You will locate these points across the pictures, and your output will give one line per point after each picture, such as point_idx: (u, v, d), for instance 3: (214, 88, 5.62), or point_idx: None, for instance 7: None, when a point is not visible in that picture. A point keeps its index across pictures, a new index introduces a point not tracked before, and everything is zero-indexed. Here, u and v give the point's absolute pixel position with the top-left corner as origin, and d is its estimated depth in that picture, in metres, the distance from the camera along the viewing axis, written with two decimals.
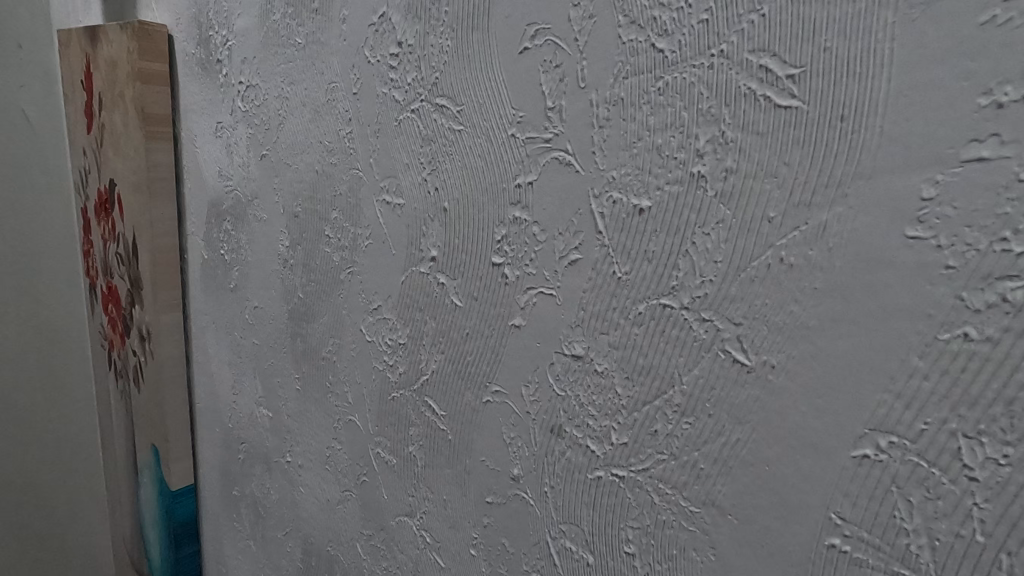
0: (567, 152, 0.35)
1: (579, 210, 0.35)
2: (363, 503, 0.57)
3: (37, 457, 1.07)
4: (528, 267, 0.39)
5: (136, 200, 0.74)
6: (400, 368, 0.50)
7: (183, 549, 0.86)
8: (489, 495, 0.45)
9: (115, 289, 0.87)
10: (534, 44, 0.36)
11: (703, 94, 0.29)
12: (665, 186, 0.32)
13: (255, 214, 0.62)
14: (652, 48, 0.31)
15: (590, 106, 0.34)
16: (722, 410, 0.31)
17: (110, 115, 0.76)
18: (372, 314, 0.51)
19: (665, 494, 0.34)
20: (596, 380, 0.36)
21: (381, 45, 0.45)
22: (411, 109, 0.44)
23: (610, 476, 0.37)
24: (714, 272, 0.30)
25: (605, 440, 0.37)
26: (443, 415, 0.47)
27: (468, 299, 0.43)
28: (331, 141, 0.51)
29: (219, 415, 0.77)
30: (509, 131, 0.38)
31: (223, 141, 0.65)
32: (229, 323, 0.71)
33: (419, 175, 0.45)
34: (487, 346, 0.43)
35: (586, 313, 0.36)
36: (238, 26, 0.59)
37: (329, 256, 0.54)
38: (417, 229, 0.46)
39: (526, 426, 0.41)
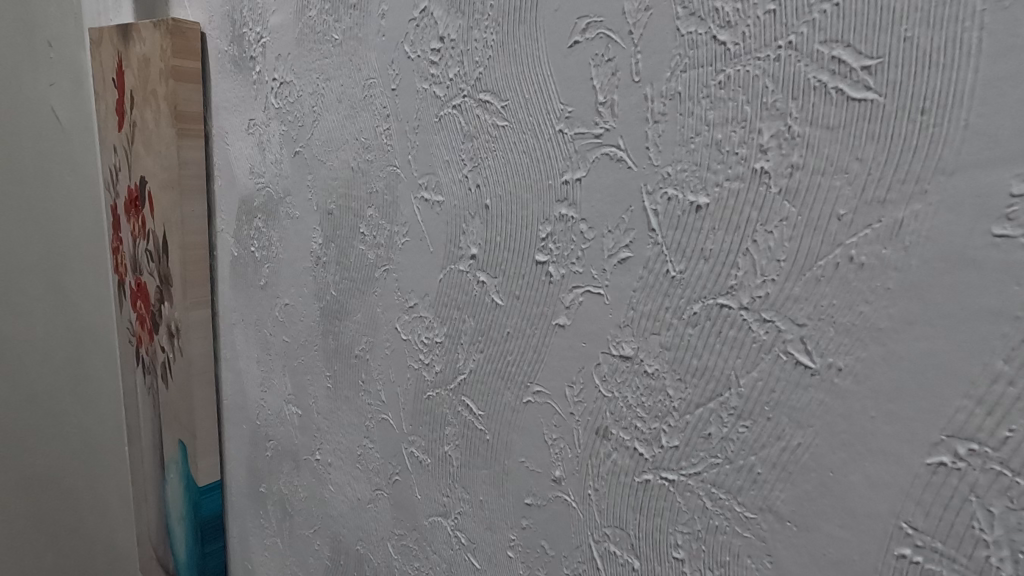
0: (619, 148, 0.35)
1: (630, 207, 0.35)
2: (395, 503, 0.57)
3: (64, 452, 1.08)
4: (575, 265, 0.38)
5: (166, 197, 0.74)
6: (436, 367, 0.49)
7: (209, 545, 0.86)
8: (529, 497, 0.44)
9: (144, 286, 0.88)
10: (584, 38, 0.35)
11: (768, 87, 0.29)
12: (725, 183, 0.31)
13: (287, 211, 0.62)
14: (713, 41, 0.30)
15: (645, 101, 0.33)
16: (782, 414, 0.30)
17: (141, 112, 0.77)
18: (408, 312, 0.51)
19: (718, 499, 0.33)
20: (646, 382, 0.36)
21: (423, 40, 0.44)
22: (453, 105, 0.43)
23: (659, 480, 0.36)
24: (776, 271, 0.29)
25: (654, 443, 0.36)
26: (480, 415, 0.47)
27: (509, 298, 0.43)
28: (368, 138, 0.51)
29: (247, 412, 0.77)
30: (557, 127, 0.37)
31: (256, 138, 0.65)
32: (258, 320, 0.71)
33: (459, 172, 0.44)
34: (528, 346, 0.42)
35: (636, 312, 0.35)
36: (273, 23, 0.58)
37: (364, 254, 0.54)
38: (457, 227, 0.45)
39: (569, 427, 0.40)
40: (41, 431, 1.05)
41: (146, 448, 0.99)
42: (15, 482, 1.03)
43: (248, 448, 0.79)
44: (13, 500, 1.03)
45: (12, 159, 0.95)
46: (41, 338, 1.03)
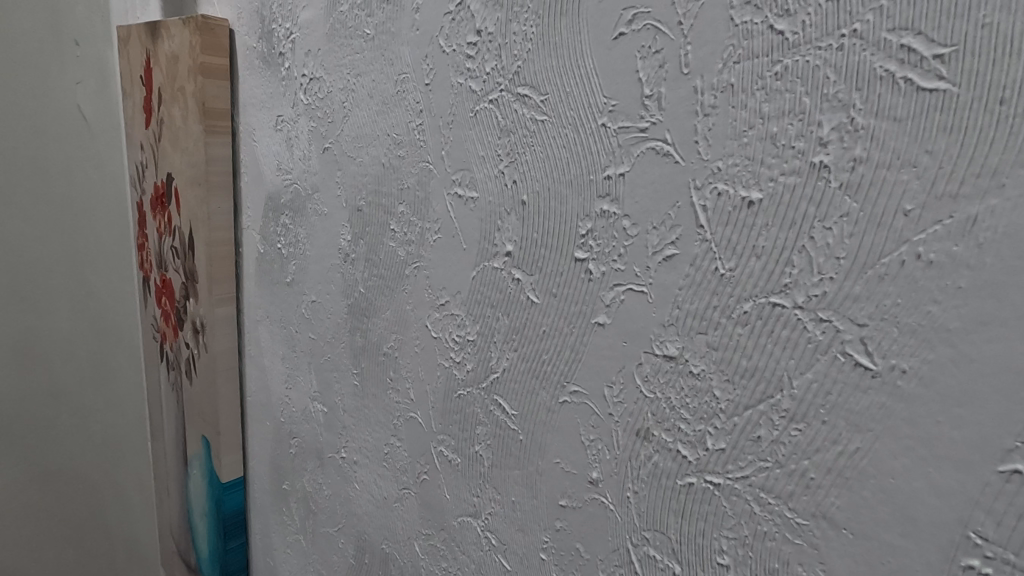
0: (665, 142, 0.34)
1: (677, 203, 0.34)
2: (423, 502, 0.56)
3: (85, 445, 1.10)
4: (616, 262, 0.37)
5: (193, 193, 0.74)
6: (468, 365, 0.49)
7: (231, 541, 0.86)
8: (563, 498, 0.43)
9: (169, 283, 0.88)
10: (630, 30, 0.34)
11: (829, 77, 0.28)
12: (780, 177, 0.30)
13: (315, 207, 0.62)
14: (770, 31, 0.29)
15: (694, 94, 0.32)
16: (840, 417, 0.29)
17: (169, 109, 0.77)
18: (439, 310, 0.50)
19: (767, 504, 0.32)
20: (691, 383, 0.35)
21: (458, 34, 0.44)
22: (489, 100, 0.43)
23: (703, 483, 0.35)
24: (835, 269, 0.28)
25: (698, 446, 0.35)
26: (514, 415, 0.46)
27: (546, 296, 0.42)
28: (399, 134, 0.51)
29: (271, 409, 0.77)
30: (600, 121, 0.36)
31: (284, 135, 0.65)
32: (285, 317, 0.71)
33: (495, 168, 0.43)
34: (565, 345, 0.41)
35: (682, 311, 0.35)
36: (303, 18, 0.58)
37: (394, 251, 0.54)
38: (491, 223, 0.44)
39: (607, 428, 0.40)
40: (63, 425, 1.07)
41: (169, 443, 1.00)
42: (36, 474, 1.05)
43: (271, 445, 0.79)
44: (34, 492, 1.06)
45: (39, 157, 0.98)
46: (66, 333, 1.05)
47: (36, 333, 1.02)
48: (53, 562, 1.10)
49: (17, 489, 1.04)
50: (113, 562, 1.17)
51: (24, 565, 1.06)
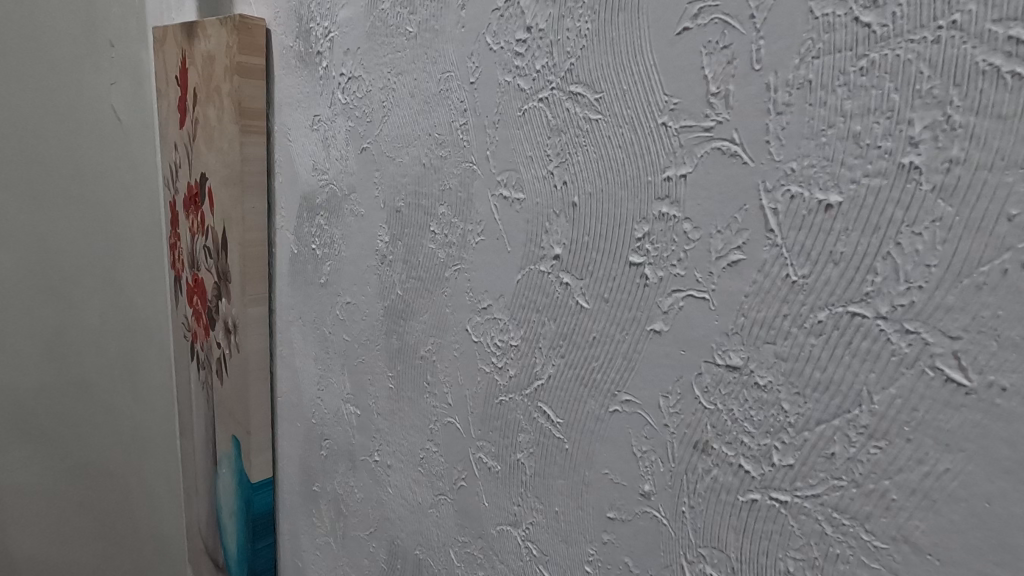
0: (733, 142, 0.32)
1: (744, 205, 0.32)
2: (459, 508, 0.55)
3: (114, 443, 1.12)
4: (675, 267, 0.36)
5: (227, 192, 0.74)
6: (511, 371, 0.48)
7: (260, 541, 0.86)
8: (611, 510, 0.42)
9: (201, 282, 0.89)
10: (695, 25, 0.33)
11: (922, 72, 0.26)
12: (863, 179, 0.28)
13: (351, 208, 0.62)
14: (855, 23, 0.27)
15: (767, 91, 0.30)
16: (926, 435, 0.27)
17: (204, 109, 0.77)
18: (480, 313, 0.49)
19: (841, 525, 0.31)
20: (756, 395, 0.33)
21: (507, 31, 0.43)
22: (540, 98, 0.41)
23: (768, 500, 0.33)
24: (924, 277, 0.27)
25: (763, 461, 0.33)
26: (559, 423, 0.44)
27: (596, 301, 0.40)
28: (442, 134, 0.50)
29: (302, 410, 0.77)
30: (660, 120, 0.35)
31: (320, 134, 0.64)
32: (318, 318, 0.70)
33: (544, 168, 0.42)
34: (617, 352, 0.40)
35: (747, 319, 0.33)
36: (342, 17, 0.58)
37: (434, 253, 0.53)
38: (538, 225, 0.43)
39: (662, 440, 0.38)
40: (93, 420, 1.10)
41: (198, 442, 1.01)
42: (68, 470, 1.08)
43: (302, 446, 0.78)
44: (66, 486, 1.08)
45: (73, 156, 1.00)
46: (98, 331, 1.08)
47: (68, 330, 1.04)
48: (82, 558, 1.12)
49: (48, 482, 1.06)
50: (140, 557, 1.19)
51: (54, 558, 1.09)
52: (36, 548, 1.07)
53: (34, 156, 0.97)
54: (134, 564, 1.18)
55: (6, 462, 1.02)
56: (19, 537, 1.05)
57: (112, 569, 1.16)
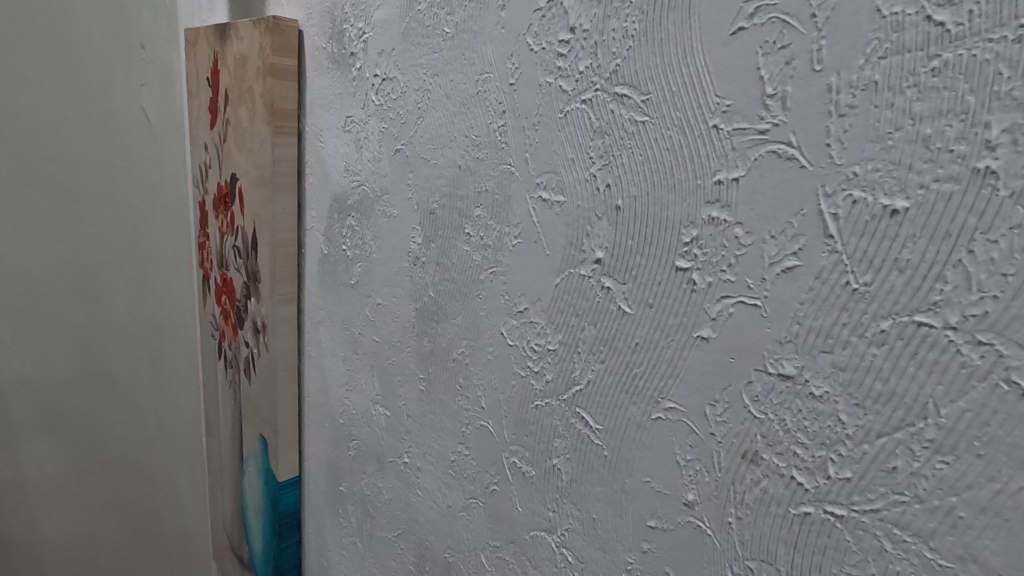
0: (789, 144, 0.31)
1: (801, 210, 0.31)
2: (491, 513, 0.55)
3: (140, 434, 1.19)
4: (724, 273, 0.35)
5: (258, 193, 0.75)
6: (547, 376, 0.47)
7: (285, 539, 0.87)
8: (652, 519, 0.41)
9: (229, 282, 0.89)
10: (752, 24, 0.32)
11: (1001, 73, 0.25)
12: (932, 184, 0.27)
13: (383, 209, 0.62)
14: (927, 22, 0.26)
15: (828, 92, 0.30)
16: (999, 452, 0.26)
17: (235, 110, 0.78)
18: (516, 317, 0.49)
19: (902, 541, 0.30)
20: (811, 405, 0.32)
21: (549, 31, 0.42)
22: (583, 100, 0.41)
23: (822, 514, 0.32)
24: (999, 287, 0.26)
25: (818, 473, 0.32)
26: (598, 429, 0.44)
27: (639, 306, 0.40)
28: (479, 135, 0.49)
29: (330, 410, 0.77)
30: (711, 122, 0.34)
31: (353, 136, 0.64)
32: (347, 318, 0.70)
33: (586, 171, 0.41)
34: (660, 359, 0.39)
35: (802, 327, 0.32)
36: (376, 18, 0.58)
37: (469, 255, 0.52)
38: (579, 228, 0.43)
39: (707, 449, 0.37)
40: (121, 408, 1.16)
41: (224, 440, 1.02)
42: (95, 460, 1.14)
43: (329, 446, 0.79)
44: (93, 471, 1.14)
45: (104, 155, 1.06)
46: (126, 325, 1.13)
47: (98, 321, 1.11)
48: (110, 548, 1.19)
49: (77, 467, 1.13)
50: (164, 540, 1.25)
51: (85, 547, 1.16)
52: (66, 537, 1.13)
53: (68, 155, 1.03)
54: (159, 548, 1.24)
55: (36, 450, 1.08)
56: (50, 525, 1.12)
57: (139, 557, 1.23)
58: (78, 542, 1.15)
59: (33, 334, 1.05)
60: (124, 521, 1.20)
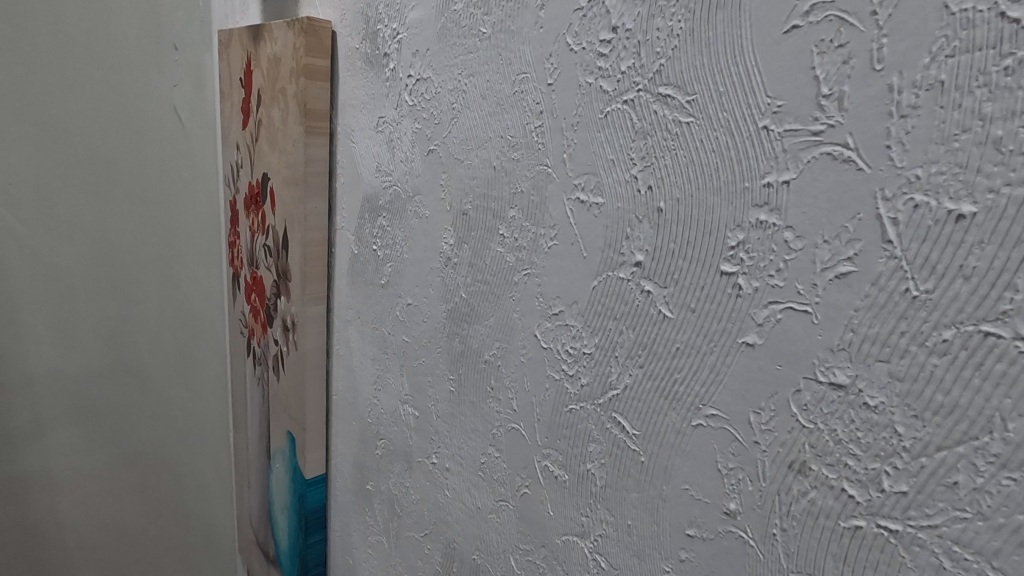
0: (846, 146, 0.30)
1: (857, 214, 0.30)
2: (521, 516, 0.55)
3: (168, 424, 1.24)
4: (772, 278, 0.34)
5: (290, 192, 0.75)
6: (582, 379, 0.46)
7: (311, 536, 0.88)
8: (691, 528, 0.40)
9: (259, 280, 0.90)
10: (806, 22, 0.31)
11: None
12: (1002, 188, 0.26)
13: (415, 210, 0.62)
14: (1000, 19, 0.25)
15: (889, 92, 0.29)
16: None
17: (268, 110, 0.79)
18: (550, 319, 0.48)
19: (962, 560, 0.29)
20: (865, 416, 0.31)
21: (590, 30, 0.42)
22: (624, 100, 0.40)
23: (875, 528, 0.31)
24: None
25: (871, 486, 0.31)
26: (635, 434, 0.43)
27: (681, 310, 0.39)
28: (515, 136, 0.49)
29: (357, 408, 0.77)
30: (761, 123, 0.33)
31: (385, 136, 0.64)
32: (377, 318, 0.71)
33: (627, 172, 0.41)
34: (702, 365, 0.38)
35: (856, 335, 0.31)
36: (411, 18, 0.58)
37: (503, 257, 0.52)
38: (618, 230, 0.42)
39: (751, 458, 0.36)
40: (148, 397, 1.21)
41: (252, 436, 1.03)
42: (125, 447, 1.20)
43: (356, 445, 0.79)
44: (119, 458, 1.20)
45: (136, 155, 1.11)
46: (156, 319, 1.19)
47: (127, 314, 1.16)
48: (139, 533, 1.25)
49: (105, 452, 1.18)
50: (188, 523, 1.30)
51: (116, 532, 1.22)
52: (98, 521, 1.20)
53: (101, 155, 1.08)
54: (183, 531, 1.30)
55: (69, 438, 1.14)
56: (83, 510, 1.18)
57: (165, 543, 1.28)
58: (105, 525, 1.21)
59: (66, 326, 1.10)
60: (152, 509, 1.26)
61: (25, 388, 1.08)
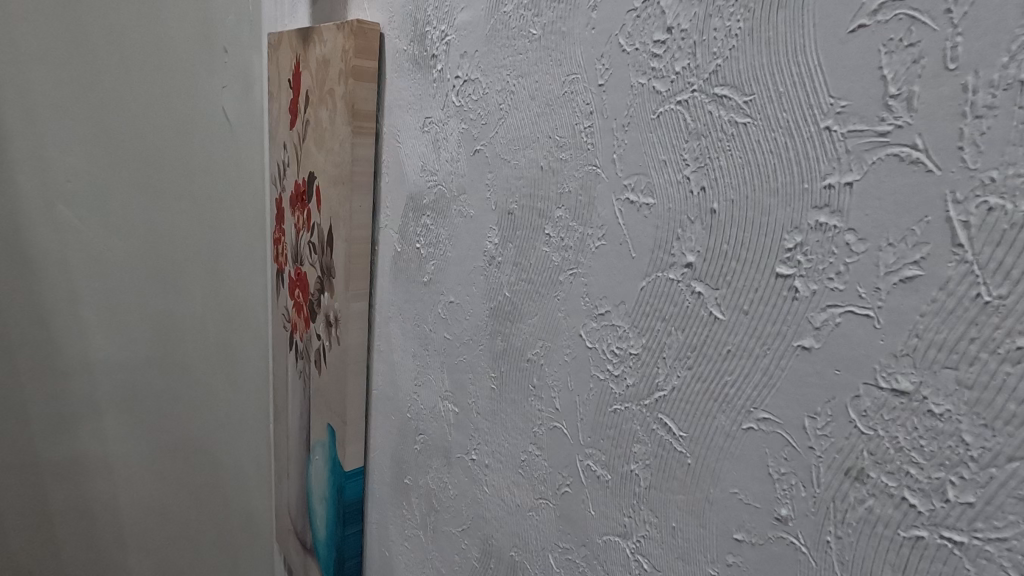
0: (914, 147, 0.30)
1: (925, 218, 0.30)
2: (562, 514, 0.55)
3: (211, 410, 1.31)
4: (831, 281, 0.33)
5: (336, 190, 0.77)
6: (628, 380, 0.46)
7: (349, 527, 0.90)
8: (739, 532, 0.40)
9: (303, 276, 0.93)
10: (874, 22, 0.31)
11: None
12: None
13: (459, 209, 0.63)
14: None
15: (963, 92, 0.28)
16: None
17: (316, 111, 0.81)
18: (596, 319, 0.49)
19: None
20: (929, 423, 0.30)
21: (644, 31, 0.42)
22: (677, 101, 0.40)
23: (937, 539, 0.31)
24: None
25: (935, 496, 0.30)
26: (682, 436, 0.43)
27: (733, 312, 0.39)
28: (563, 136, 0.49)
29: (397, 403, 0.79)
30: (823, 124, 0.33)
31: (431, 136, 0.65)
32: (419, 315, 0.72)
33: (679, 173, 0.41)
34: (754, 368, 0.38)
35: (921, 341, 0.30)
36: (460, 20, 0.59)
37: (548, 256, 0.52)
38: (669, 231, 0.42)
39: (805, 463, 0.36)
40: (189, 386, 1.28)
41: (293, 427, 1.06)
42: (169, 431, 1.28)
43: (395, 439, 0.81)
44: (165, 441, 1.28)
45: (184, 153, 1.17)
46: (200, 310, 1.26)
47: (173, 307, 1.23)
48: (182, 510, 1.32)
49: (149, 437, 1.26)
50: (226, 507, 1.37)
51: (160, 507, 1.30)
52: (143, 495, 1.28)
53: (152, 155, 1.14)
54: (221, 517, 1.37)
55: (119, 419, 1.22)
56: (132, 485, 1.26)
57: (205, 522, 1.35)
58: (153, 509, 1.29)
59: (118, 315, 1.18)
60: (194, 488, 1.33)
61: (81, 374, 1.17)
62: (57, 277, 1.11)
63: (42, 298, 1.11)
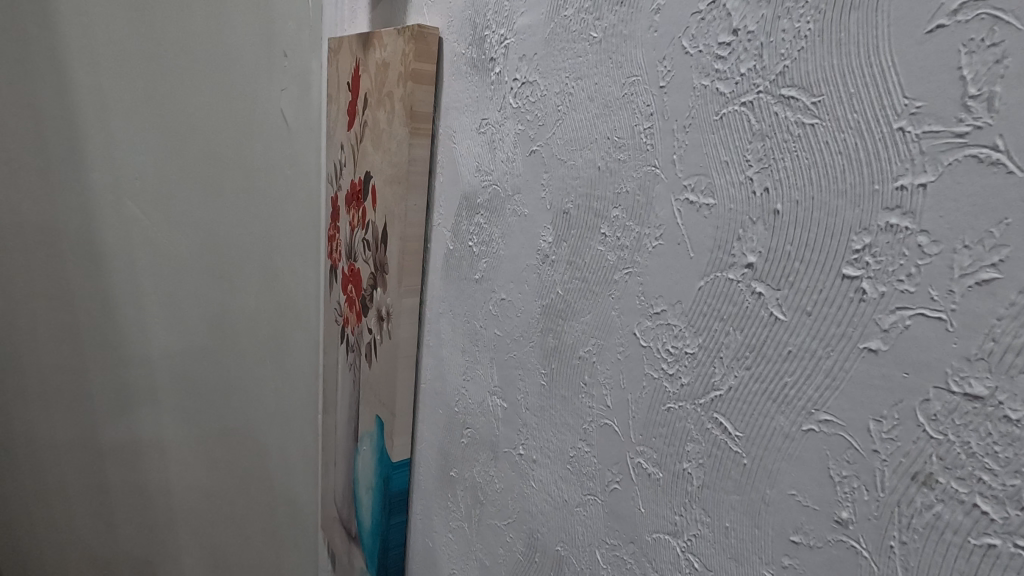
0: (995, 148, 0.29)
1: (1005, 219, 0.29)
2: (610, 511, 0.55)
3: (260, 402, 1.35)
4: (902, 283, 0.33)
5: (392, 189, 0.80)
6: (683, 379, 0.47)
7: (394, 517, 0.92)
8: (796, 534, 0.40)
9: (357, 272, 0.96)
10: (954, 22, 0.30)
11: None
12: None
13: (514, 208, 0.64)
14: None
15: None
16: None
17: (374, 112, 0.84)
18: (651, 318, 0.49)
19: None
20: (1005, 429, 0.30)
21: (709, 34, 0.42)
22: (742, 102, 0.40)
23: (1011, 548, 0.30)
24: None
25: (1009, 504, 0.30)
26: (738, 436, 0.43)
27: (795, 313, 0.39)
28: (622, 137, 0.50)
29: (445, 398, 0.81)
30: (897, 125, 0.33)
31: (487, 137, 0.67)
32: (470, 311, 0.74)
33: (742, 174, 0.41)
34: (817, 369, 0.38)
35: (998, 345, 0.30)
36: (520, 24, 0.60)
37: (603, 255, 0.53)
38: (729, 232, 0.42)
39: (868, 466, 0.35)
40: (240, 377, 1.34)
41: (342, 418, 1.10)
42: (219, 418, 1.34)
43: (442, 432, 0.82)
44: (216, 426, 1.34)
45: (243, 153, 1.22)
46: (254, 305, 1.30)
47: (227, 300, 1.29)
48: (230, 494, 1.38)
49: (202, 423, 1.33)
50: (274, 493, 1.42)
51: (211, 489, 1.36)
52: (196, 476, 1.35)
53: (213, 155, 1.20)
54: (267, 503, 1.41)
55: (174, 403, 1.29)
56: (186, 465, 1.33)
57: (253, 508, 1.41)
58: (204, 490, 1.36)
59: (177, 305, 1.25)
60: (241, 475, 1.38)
61: (142, 359, 1.25)
62: (123, 267, 1.19)
63: (110, 287, 1.19)
